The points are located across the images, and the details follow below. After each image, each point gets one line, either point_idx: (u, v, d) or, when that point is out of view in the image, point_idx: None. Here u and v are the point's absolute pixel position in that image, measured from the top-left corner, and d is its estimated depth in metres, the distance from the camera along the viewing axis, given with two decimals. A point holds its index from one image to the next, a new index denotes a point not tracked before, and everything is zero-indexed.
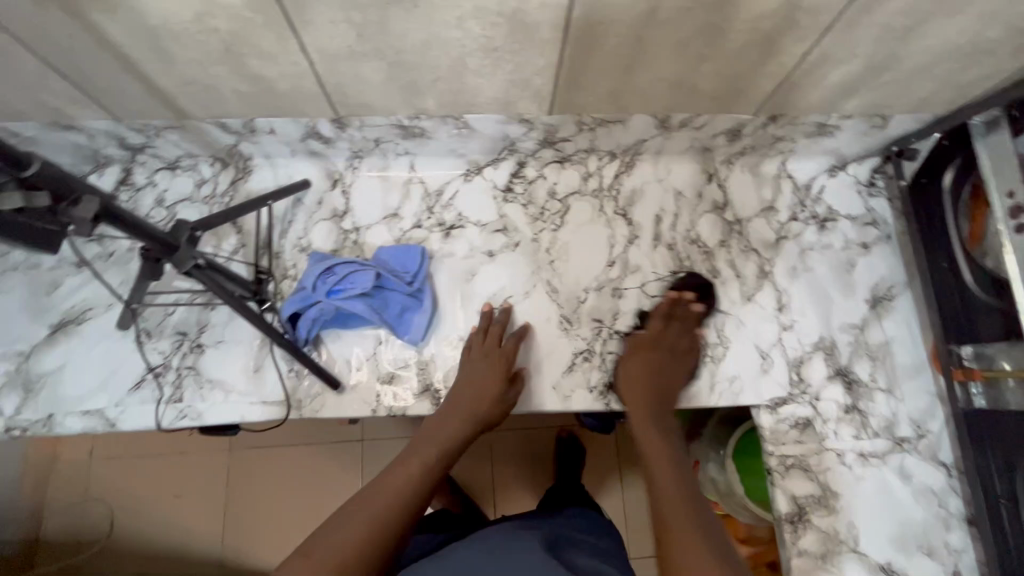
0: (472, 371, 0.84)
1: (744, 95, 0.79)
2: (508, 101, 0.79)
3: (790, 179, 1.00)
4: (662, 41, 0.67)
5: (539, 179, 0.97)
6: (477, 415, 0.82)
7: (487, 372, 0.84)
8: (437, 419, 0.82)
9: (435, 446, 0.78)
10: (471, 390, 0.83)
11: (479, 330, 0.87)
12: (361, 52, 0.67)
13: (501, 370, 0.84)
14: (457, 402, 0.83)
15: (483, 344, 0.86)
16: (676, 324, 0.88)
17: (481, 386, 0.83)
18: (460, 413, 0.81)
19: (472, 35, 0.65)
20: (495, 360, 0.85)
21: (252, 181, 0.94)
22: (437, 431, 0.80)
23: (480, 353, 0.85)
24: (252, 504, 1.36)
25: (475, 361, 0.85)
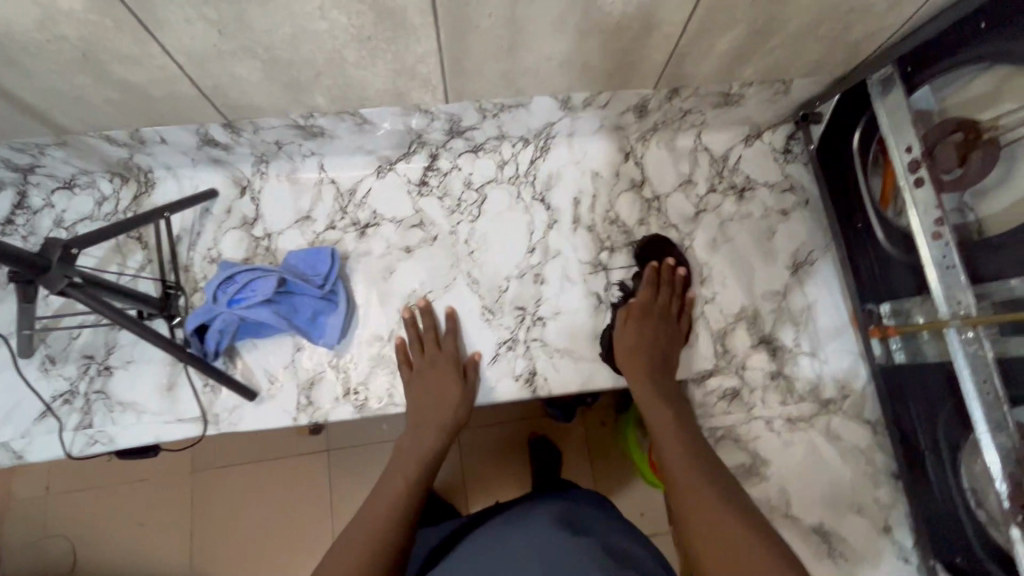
0: (425, 382, 0.83)
1: (639, 69, 0.78)
2: (400, 93, 0.77)
3: (706, 151, 0.99)
4: (538, 19, 0.66)
5: (454, 171, 0.96)
6: (438, 421, 0.81)
7: (438, 381, 0.83)
8: (407, 433, 0.81)
9: (416, 459, 0.77)
10: (433, 398, 0.82)
11: (416, 342, 0.85)
12: (229, 51, 0.65)
13: (451, 375, 0.83)
14: (419, 413, 0.81)
15: (425, 355, 0.84)
16: (666, 288, 0.89)
17: (441, 397, 0.82)
18: (430, 423, 0.81)
19: (340, 26, 0.63)
20: (443, 367, 0.83)
21: (155, 195, 0.91)
22: (413, 443, 0.79)
23: (425, 363, 0.84)
24: (214, 523, 1.33)
25: (424, 372, 0.83)
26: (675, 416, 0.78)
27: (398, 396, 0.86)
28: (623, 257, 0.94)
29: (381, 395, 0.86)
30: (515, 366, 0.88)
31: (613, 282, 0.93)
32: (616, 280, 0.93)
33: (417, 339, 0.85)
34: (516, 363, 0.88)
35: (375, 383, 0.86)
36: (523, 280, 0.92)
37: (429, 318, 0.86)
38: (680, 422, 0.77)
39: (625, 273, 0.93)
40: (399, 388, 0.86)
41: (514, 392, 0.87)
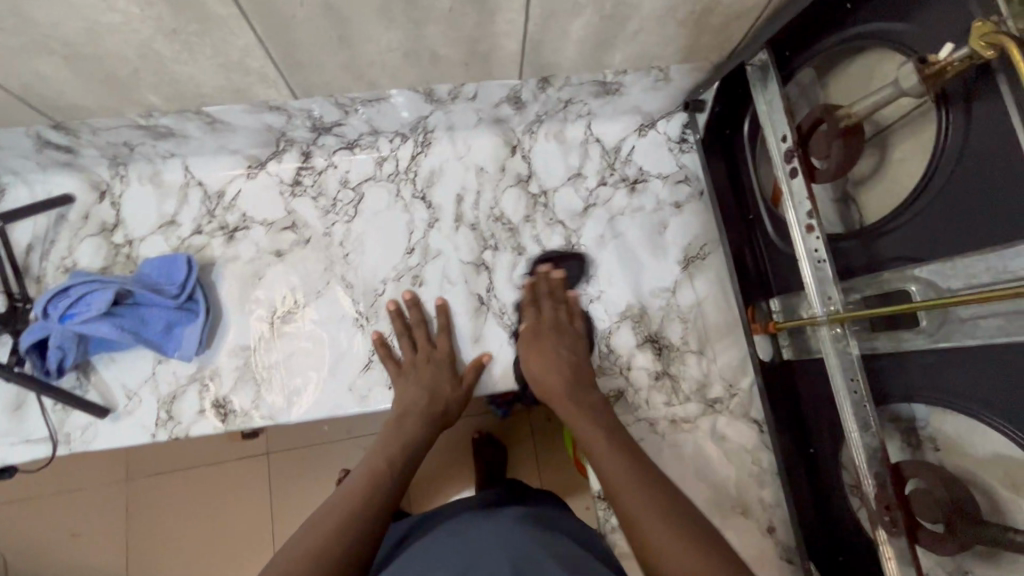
0: (416, 373, 0.80)
1: (496, 58, 0.73)
2: (240, 88, 0.72)
3: (597, 143, 0.95)
4: (359, 8, 0.61)
5: (329, 169, 0.91)
6: (424, 410, 0.76)
7: (430, 372, 0.80)
8: (387, 425, 0.75)
9: (397, 446, 0.71)
10: (418, 387, 0.78)
11: (405, 336, 0.83)
12: (20, 47, 0.59)
13: (444, 371, 0.81)
14: (403, 405, 0.76)
15: (418, 354, 0.82)
16: (547, 301, 0.85)
17: (424, 383, 0.78)
18: (414, 411, 0.76)
19: (137, 19, 0.58)
20: (437, 363, 0.81)
21: (5, 201, 0.86)
22: (394, 433, 0.73)
23: (414, 360, 0.81)
24: (146, 530, 1.27)
25: (417, 369, 0.80)
26: (611, 431, 0.70)
27: (265, 408, 0.82)
28: (506, 255, 0.90)
29: (247, 408, 0.82)
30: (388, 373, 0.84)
31: (495, 282, 0.89)
32: (499, 280, 0.89)
33: (406, 335, 0.84)
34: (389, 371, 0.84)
35: (240, 395, 0.82)
36: (400, 282, 0.88)
37: (414, 313, 0.85)
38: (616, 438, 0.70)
39: (507, 274, 0.90)
40: (265, 399, 0.82)
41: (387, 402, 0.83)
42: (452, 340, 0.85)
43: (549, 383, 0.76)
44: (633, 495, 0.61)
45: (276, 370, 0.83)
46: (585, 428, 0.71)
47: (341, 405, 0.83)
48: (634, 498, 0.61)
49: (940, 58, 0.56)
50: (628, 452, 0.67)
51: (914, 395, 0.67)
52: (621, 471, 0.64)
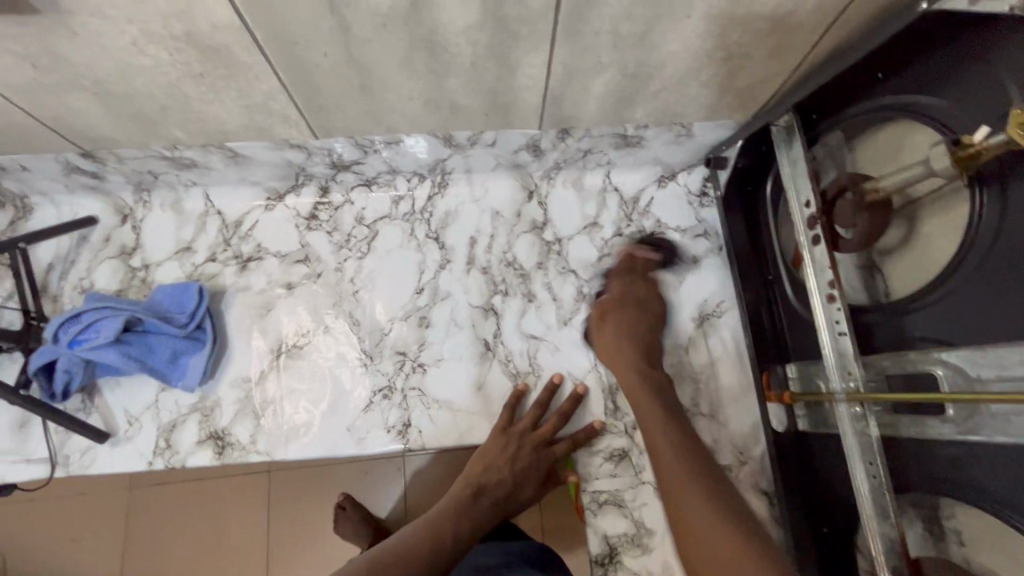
0: (513, 452, 0.77)
1: (517, 109, 0.73)
2: (262, 127, 0.73)
3: (615, 192, 0.94)
4: (382, 60, 0.62)
5: (346, 205, 0.91)
6: (497, 500, 0.74)
7: (530, 463, 0.77)
8: (462, 493, 0.73)
9: (468, 524, 0.70)
10: (510, 472, 0.76)
11: (536, 409, 0.81)
12: (52, 84, 0.61)
13: (542, 471, 0.78)
14: (483, 479, 0.75)
15: (538, 432, 0.79)
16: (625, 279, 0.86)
17: (517, 469, 0.76)
18: (490, 495, 0.74)
19: (165, 61, 0.59)
20: (544, 455, 0.79)
21: (33, 221, 0.88)
22: (472, 512, 0.71)
23: (526, 438, 0.79)
24: (144, 546, 1.26)
25: (520, 446, 0.78)
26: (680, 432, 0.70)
27: (262, 443, 0.81)
28: (516, 302, 0.89)
29: (245, 442, 0.81)
30: (388, 416, 0.83)
31: (503, 328, 0.88)
32: (507, 326, 0.88)
33: (539, 410, 0.81)
34: (389, 414, 0.83)
35: (238, 428, 0.82)
36: (408, 322, 0.87)
37: (565, 402, 0.82)
38: (681, 448, 0.68)
39: (515, 321, 0.88)
40: (263, 434, 0.81)
41: (384, 446, 0.82)
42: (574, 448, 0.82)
43: (618, 362, 0.79)
44: (688, 501, 0.63)
45: (276, 405, 0.83)
46: (647, 421, 0.72)
47: (338, 445, 0.82)
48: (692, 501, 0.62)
49: (975, 142, 0.54)
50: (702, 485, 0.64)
51: (937, 487, 0.63)
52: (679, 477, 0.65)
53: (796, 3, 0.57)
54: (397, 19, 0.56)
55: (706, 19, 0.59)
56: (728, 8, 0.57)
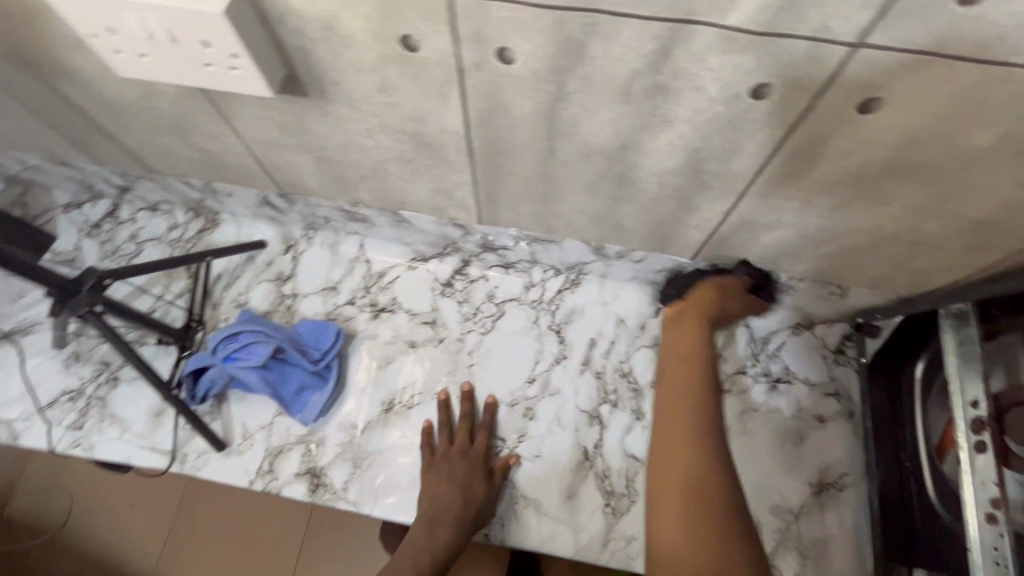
0: (444, 472, 0.80)
1: (675, 240, 0.75)
2: (438, 206, 0.80)
3: (746, 328, 0.92)
4: (570, 180, 0.66)
5: (480, 281, 0.96)
6: (454, 519, 0.76)
7: (465, 471, 0.80)
8: (418, 531, 0.75)
9: (428, 555, 0.73)
10: (452, 486, 0.78)
11: (444, 428, 0.84)
12: (288, 144, 0.71)
13: (478, 469, 0.81)
14: (436, 505, 0.77)
15: (453, 444, 0.83)
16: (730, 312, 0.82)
17: (455, 481, 0.79)
18: (444, 516, 0.76)
19: (384, 146, 0.67)
20: (471, 459, 0.82)
21: (216, 233, 1.01)
22: (426, 537, 0.74)
23: (447, 454, 0.82)
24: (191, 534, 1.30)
25: (447, 463, 0.81)
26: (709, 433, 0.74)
27: (353, 492, 0.83)
28: (624, 416, 0.88)
29: (337, 486, 0.84)
30: None
31: (604, 441, 0.86)
32: (609, 438, 0.86)
33: (445, 427, 0.84)
34: None
35: (335, 471, 0.84)
36: (513, 409, 0.88)
37: (462, 406, 0.85)
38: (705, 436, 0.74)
39: (619, 436, 0.86)
40: (356, 483, 0.84)
41: None
42: (490, 435, 0.85)
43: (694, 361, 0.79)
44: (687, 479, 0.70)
45: (374, 457, 0.85)
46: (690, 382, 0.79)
47: None
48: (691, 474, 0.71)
49: None
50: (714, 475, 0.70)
51: None
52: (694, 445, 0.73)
53: (1008, 214, 0.56)
54: (601, 155, 0.60)
55: (906, 208, 0.58)
56: (932, 204, 0.57)
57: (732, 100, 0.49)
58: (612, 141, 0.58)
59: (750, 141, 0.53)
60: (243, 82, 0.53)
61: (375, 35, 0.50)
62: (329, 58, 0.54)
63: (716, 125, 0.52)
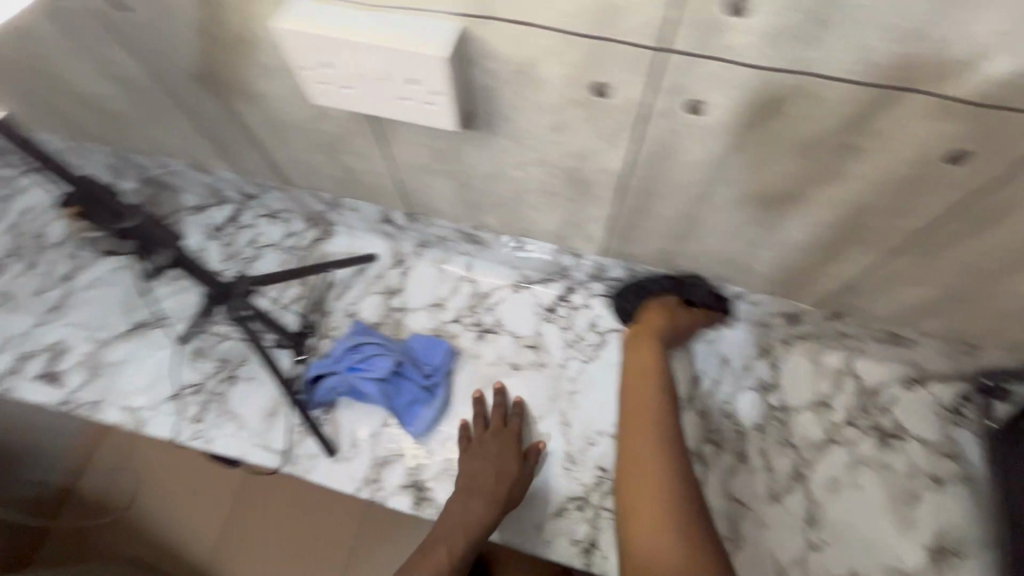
0: (480, 452, 0.84)
1: (804, 287, 0.75)
2: (562, 236, 0.83)
3: (855, 378, 0.89)
4: (713, 223, 0.68)
5: (584, 308, 0.97)
6: (488, 493, 0.79)
7: (500, 451, 0.84)
8: (455, 504, 0.78)
9: (464, 529, 0.75)
10: (487, 466, 0.82)
11: (479, 416, 0.88)
12: (436, 170, 0.75)
13: (512, 452, 0.84)
14: (473, 481, 0.80)
15: (487, 427, 0.87)
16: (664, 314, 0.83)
17: (490, 460, 0.82)
18: (480, 491, 0.79)
19: (533, 178, 0.70)
20: (505, 442, 0.85)
21: (330, 244, 1.05)
22: (463, 510, 0.77)
23: (482, 438, 0.85)
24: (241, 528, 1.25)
25: (481, 445, 0.84)
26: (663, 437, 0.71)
27: None
28: (727, 458, 0.87)
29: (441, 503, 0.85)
30: (575, 529, 0.84)
31: (708, 481, 0.86)
32: (714, 479, 0.86)
33: (480, 414, 0.88)
34: (578, 527, 0.84)
35: (439, 486, 0.86)
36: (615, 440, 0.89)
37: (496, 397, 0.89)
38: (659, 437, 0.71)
39: (722, 477, 0.86)
40: None
41: (566, 557, 0.82)
42: (521, 424, 0.89)
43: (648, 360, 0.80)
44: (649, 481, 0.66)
45: None
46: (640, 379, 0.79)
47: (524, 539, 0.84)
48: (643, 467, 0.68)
49: None
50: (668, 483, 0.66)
51: None
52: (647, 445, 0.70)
53: None
54: (757, 202, 0.61)
55: None
56: None
57: (923, 163, 0.49)
58: (774, 191, 0.59)
59: (926, 202, 0.54)
60: (431, 116, 0.56)
61: (568, 81, 0.52)
62: (512, 97, 0.57)
63: (895, 185, 0.52)
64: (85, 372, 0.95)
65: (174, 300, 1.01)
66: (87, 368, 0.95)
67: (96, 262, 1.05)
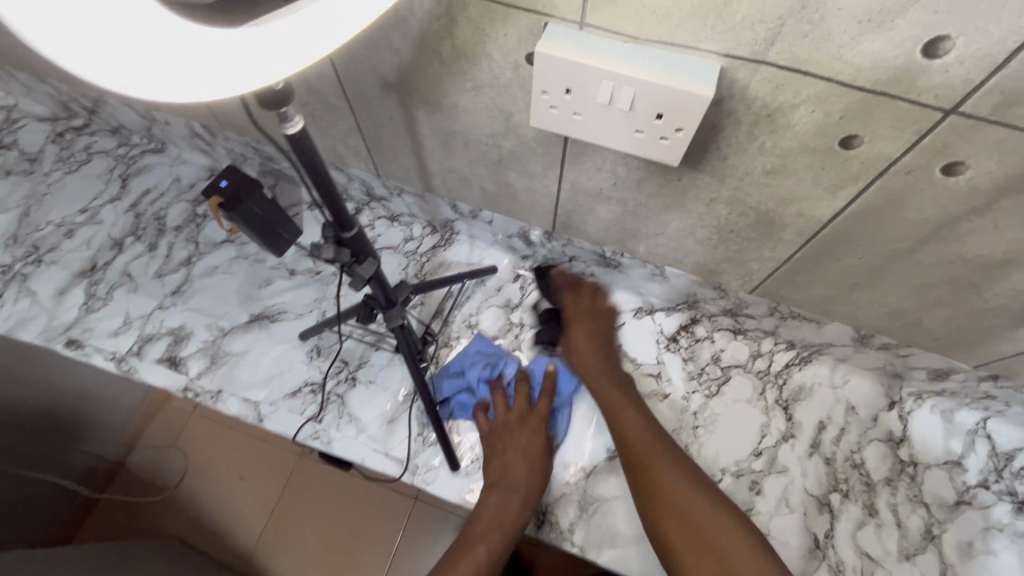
0: (507, 440, 0.85)
1: (974, 346, 0.74)
2: (714, 270, 0.82)
3: (987, 439, 0.83)
4: (899, 279, 0.67)
5: (707, 340, 0.95)
6: (524, 491, 0.81)
7: (528, 441, 0.85)
8: (487, 501, 0.80)
9: (498, 529, 0.77)
10: (515, 456, 0.84)
11: (503, 401, 0.89)
12: (608, 196, 0.74)
13: (540, 438, 0.86)
14: (507, 469, 0.82)
15: (510, 412, 0.88)
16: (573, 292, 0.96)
17: (518, 452, 0.84)
18: (512, 489, 0.81)
19: (715, 214, 0.69)
20: (534, 430, 0.87)
21: (449, 251, 1.04)
22: (495, 507, 0.79)
23: (507, 423, 0.87)
24: (292, 516, 1.21)
25: (509, 431, 0.86)
26: (656, 430, 0.80)
27: (579, 536, 0.84)
28: (855, 510, 0.86)
29: (564, 527, 0.85)
30: None
31: (836, 532, 0.85)
32: (841, 531, 0.85)
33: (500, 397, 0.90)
34: None
35: (561, 511, 0.86)
36: (739, 479, 0.89)
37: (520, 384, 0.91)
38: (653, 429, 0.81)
39: (851, 530, 0.85)
40: (582, 526, 0.84)
41: None
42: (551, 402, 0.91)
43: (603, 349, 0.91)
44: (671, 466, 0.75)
45: (601, 505, 0.86)
46: (603, 374, 0.88)
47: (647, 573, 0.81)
48: (658, 458, 0.76)
49: None
50: (684, 468, 0.75)
51: None
52: (652, 439, 0.79)
53: None
54: (968, 265, 0.60)
55: None
56: None
57: None
58: (994, 256, 0.57)
59: None
60: (660, 151, 0.55)
61: (816, 129, 0.52)
62: (739, 138, 0.56)
63: None
64: (205, 361, 0.95)
65: (293, 295, 1.01)
66: (207, 357, 0.95)
67: (216, 249, 1.05)
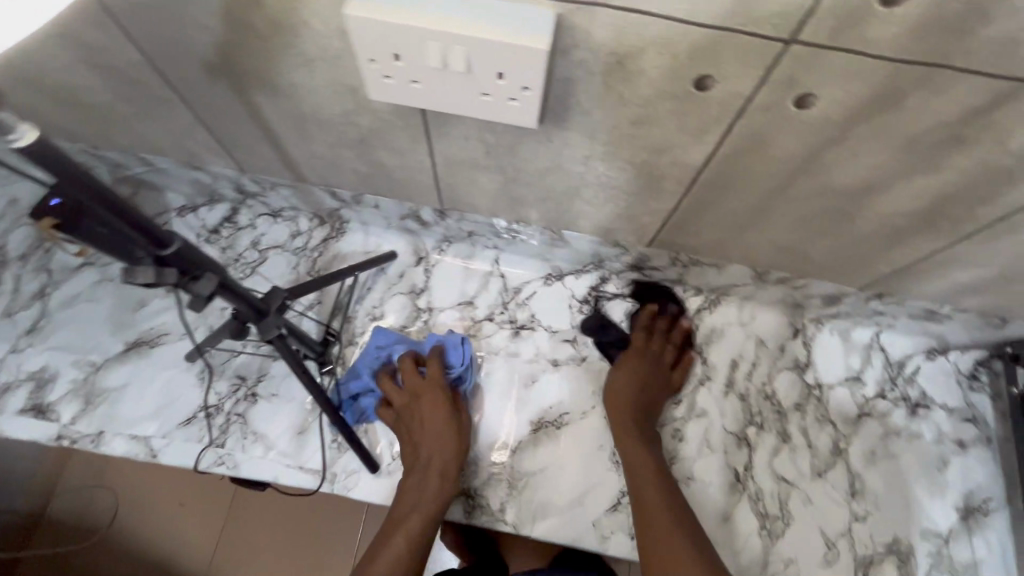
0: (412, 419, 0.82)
1: (858, 269, 0.76)
2: (610, 228, 0.80)
3: (881, 351, 0.91)
4: (780, 214, 0.67)
5: (617, 298, 0.95)
6: (438, 463, 0.78)
7: (430, 413, 0.81)
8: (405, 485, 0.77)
9: (421, 512, 0.74)
10: (423, 433, 0.80)
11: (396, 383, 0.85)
12: (485, 165, 0.69)
13: (439, 400, 0.82)
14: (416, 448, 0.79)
15: (404, 392, 0.84)
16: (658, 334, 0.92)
17: (425, 427, 0.81)
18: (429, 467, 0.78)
19: (595, 171, 0.66)
20: (434, 400, 0.82)
21: (342, 242, 0.96)
22: (414, 489, 0.76)
23: (404, 401, 0.83)
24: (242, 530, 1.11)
25: (409, 411, 0.83)
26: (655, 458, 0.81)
27: (511, 514, 0.83)
28: (771, 439, 0.89)
29: (495, 508, 0.83)
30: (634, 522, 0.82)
31: (755, 463, 0.88)
32: (759, 462, 0.88)
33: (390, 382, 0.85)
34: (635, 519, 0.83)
35: (491, 493, 0.84)
36: (662, 429, 0.90)
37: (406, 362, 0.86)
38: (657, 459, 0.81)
39: (767, 459, 0.88)
40: (513, 504, 0.84)
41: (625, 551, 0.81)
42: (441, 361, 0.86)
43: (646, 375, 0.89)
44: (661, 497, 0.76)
45: (529, 479, 0.85)
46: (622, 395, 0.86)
47: (581, 536, 0.82)
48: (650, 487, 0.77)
49: None
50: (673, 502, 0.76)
51: None
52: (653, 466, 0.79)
53: None
54: (837, 194, 0.60)
55: None
56: None
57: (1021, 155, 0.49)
58: (858, 182, 0.57)
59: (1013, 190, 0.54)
60: (512, 114, 0.51)
61: (668, 73, 0.48)
62: (596, 90, 0.52)
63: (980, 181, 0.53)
64: (78, 403, 0.85)
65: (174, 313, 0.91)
66: (80, 398, 0.85)
67: (76, 275, 0.93)
